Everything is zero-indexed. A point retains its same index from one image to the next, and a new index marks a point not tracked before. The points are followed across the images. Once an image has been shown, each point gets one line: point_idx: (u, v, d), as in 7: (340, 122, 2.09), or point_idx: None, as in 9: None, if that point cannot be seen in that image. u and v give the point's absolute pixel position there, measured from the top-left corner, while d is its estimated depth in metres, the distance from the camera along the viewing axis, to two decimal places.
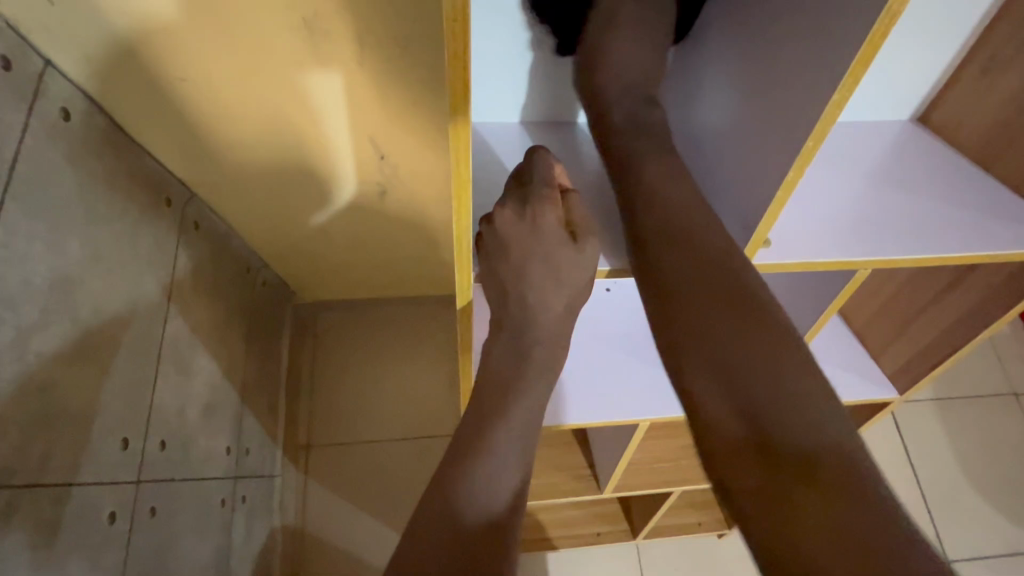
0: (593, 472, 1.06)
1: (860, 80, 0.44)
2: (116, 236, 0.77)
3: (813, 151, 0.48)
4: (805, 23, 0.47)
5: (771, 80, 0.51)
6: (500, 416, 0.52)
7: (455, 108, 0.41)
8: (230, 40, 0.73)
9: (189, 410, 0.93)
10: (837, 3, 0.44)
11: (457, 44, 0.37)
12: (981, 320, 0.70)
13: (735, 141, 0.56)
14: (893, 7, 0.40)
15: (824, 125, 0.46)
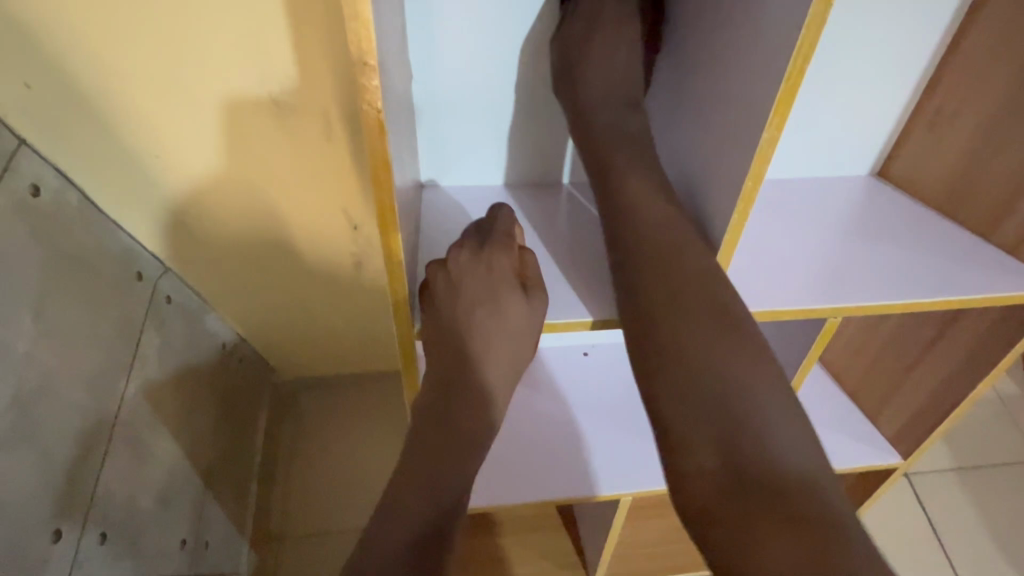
0: (582, 560, 0.95)
1: (785, 120, 0.47)
2: (75, 309, 0.75)
3: (752, 191, 0.52)
4: (739, 62, 0.51)
5: (723, 107, 0.54)
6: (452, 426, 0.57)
7: (377, 178, 0.44)
8: (201, 118, 0.77)
9: (139, 496, 0.86)
10: (758, 55, 0.49)
11: (372, 120, 0.41)
12: (974, 374, 0.66)
13: (700, 170, 0.59)
14: (801, 51, 0.44)
15: (759, 164, 0.50)
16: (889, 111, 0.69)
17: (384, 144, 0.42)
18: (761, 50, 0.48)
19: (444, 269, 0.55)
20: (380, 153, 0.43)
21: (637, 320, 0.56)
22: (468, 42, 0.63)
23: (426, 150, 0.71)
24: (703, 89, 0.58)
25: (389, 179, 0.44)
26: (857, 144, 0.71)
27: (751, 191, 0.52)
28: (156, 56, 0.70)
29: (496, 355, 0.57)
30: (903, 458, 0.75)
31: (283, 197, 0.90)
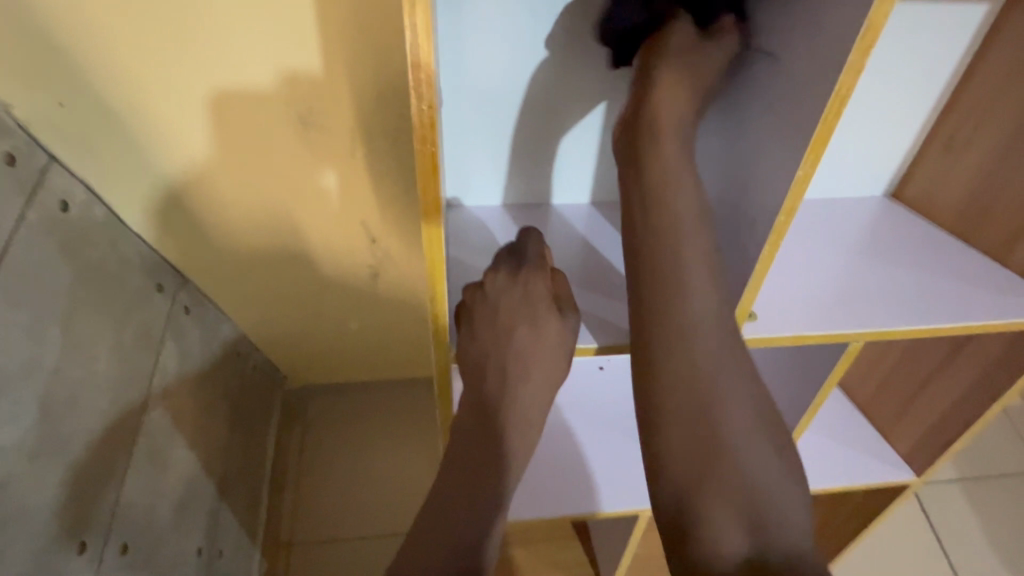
0: (594, 570, 0.96)
1: (820, 157, 0.48)
2: (101, 322, 0.76)
3: (784, 226, 0.52)
4: (772, 99, 0.52)
5: (754, 144, 0.54)
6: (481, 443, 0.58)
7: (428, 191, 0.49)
8: (227, 134, 0.79)
9: (158, 506, 0.87)
10: (795, 92, 0.49)
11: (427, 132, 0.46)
12: (987, 395, 0.66)
13: (724, 209, 0.59)
14: (841, 91, 0.44)
15: (793, 198, 0.50)
16: (905, 135, 0.71)
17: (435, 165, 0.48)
18: (792, 94, 0.49)
19: (479, 290, 0.58)
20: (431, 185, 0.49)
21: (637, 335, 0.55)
22: (495, 66, 0.64)
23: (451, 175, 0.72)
24: (728, 126, 0.58)
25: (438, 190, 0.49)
26: (873, 165, 0.73)
27: (779, 231, 0.52)
28: (186, 75, 0.71)
29: (531, 375, 0.59)
30: (916, 476, 0.76)
31: (303, 210, 0.91)
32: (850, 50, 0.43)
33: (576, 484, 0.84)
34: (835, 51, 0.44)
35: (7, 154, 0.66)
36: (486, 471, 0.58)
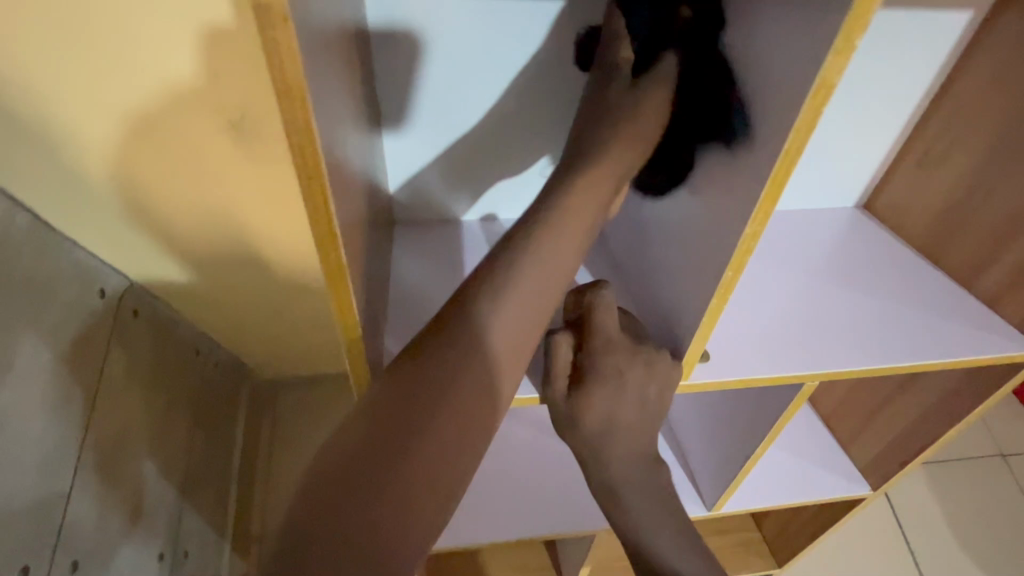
0: (559, 573, 0.97)
1: (771, 214, 0.44)
2: (31, 338, 0.72)
3: (733, 281, 0.48)
4: (727, 142, 0.48)
5: (709, 187, 0.50)
6: (447, 380, 0.43)
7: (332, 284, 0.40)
8: (154, 140, 0.75)
9: (110, 518, 0.85)
10: (750, 137, 0.45)
11: (321, 228, 0.36)
12: (945, 418, 0.66)
13: (672, 250, 0.55)
14: (791, 149, 0.40)
15: (742, 255, 0.46)
16: (877, 146, 0.67)
17: (334, 247, 0.37)
18: (752, 136, 0.44)
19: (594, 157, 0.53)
20: (331, 258, 0.38)
21: (565, 376, 0.51)
22: (453, 48, 0.59)
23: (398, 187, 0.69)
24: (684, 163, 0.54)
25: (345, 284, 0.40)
26: (844, 176, 0.69)
27: (728, 283, 0.48)
28: (100, 81, 0.67)
29: (525, 329, 0.47)
30: (872, 489, 0.76)
31: (247, 214, 0.87)
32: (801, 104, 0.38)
33: (536, 498, 0.83)
34: (788, 95, 0.40)
35: None
36: (432, 457, 0.41)
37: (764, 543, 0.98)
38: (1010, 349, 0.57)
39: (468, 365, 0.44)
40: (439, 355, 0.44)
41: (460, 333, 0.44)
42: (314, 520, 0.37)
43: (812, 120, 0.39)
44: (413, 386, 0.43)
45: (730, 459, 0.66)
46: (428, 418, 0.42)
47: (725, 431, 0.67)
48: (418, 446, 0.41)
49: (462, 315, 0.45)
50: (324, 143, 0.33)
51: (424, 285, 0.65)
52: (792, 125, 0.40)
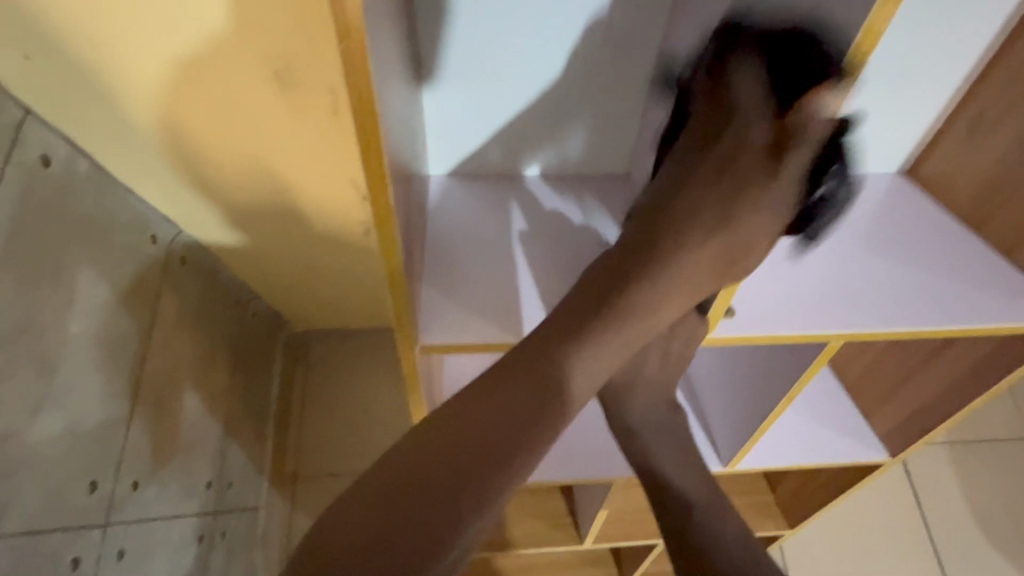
0: (574, 520, 1.01)
1: None
2: (91, 278, 0.76)
3: None
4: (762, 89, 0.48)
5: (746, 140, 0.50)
6: (530, 406, 0.49)
7: (380, 222, 0.42)
8: (204, 93, 0.76)
9: (166, 447, 0.92)
10: None
11: (372, 164, 0.37)
12: (972, 386, 0.65)
13: None
14: None
15: None
16: (928, 107, 0.64)
17: (383, 183, 0.38)
18: None
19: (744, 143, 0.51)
20: (381, 197, 0.40)
21: None
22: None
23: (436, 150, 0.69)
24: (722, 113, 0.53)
25: (392, 223, 0.42)
26: (892, 139, 0.66)
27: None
28: (151, 30, 0.67)
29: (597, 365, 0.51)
30: (891, 457, 0.77)
31: (290, 167, 0.89)
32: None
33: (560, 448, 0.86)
34: None
35: None
36: (499, 473, 0.47)
37: (778, 506, 1.00)
38: None
39: (526, 404, 0.49)
40: (527, 374, 0.49)
41: (522, 379, 0.49)
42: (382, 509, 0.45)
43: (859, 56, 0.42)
44: (471, 416, 0.48)
45: (750, 419, 0.68)
46: (505, 442, 0.48)
47: (747, 389, 0.68)
48: (492, 466, 0.47)
49: (542, 351, 0.50)
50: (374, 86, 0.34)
51: (457, 230, 0.65)
52: None
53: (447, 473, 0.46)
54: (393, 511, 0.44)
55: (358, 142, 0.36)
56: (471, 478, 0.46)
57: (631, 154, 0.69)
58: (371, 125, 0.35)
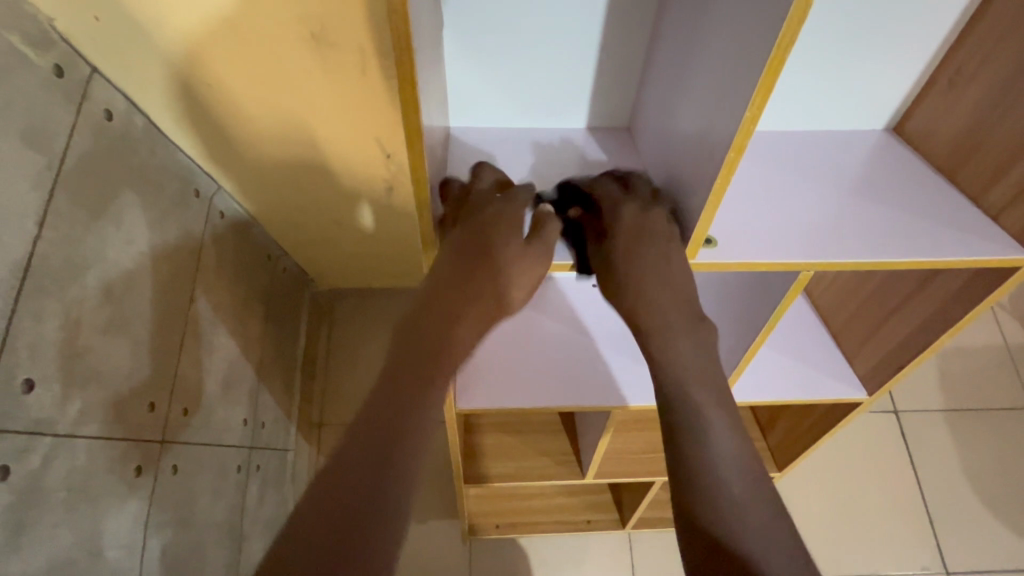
0: (578, 459, 1.09)
1: (767, 99, 0.48)
2: (145, 221, 0.85)
3: (736, 163, 0.54)
4: (731, 31, 0.52)
5: (720, 83, 0.54)
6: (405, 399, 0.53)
7: (408, 109, 0.50)
8: (249, 53, 0.78)
9: (208, 382, 1.02)
10: (755, 22, 0.48)
11: (404, 51, 0.46)
12: (942, 324, 0.71)
13: (690, 147, 0.60)
14: (784, 40, 0.45)
15: (742, 137, 0.51)
16: (911, 65, 0.69)
17: (410, 68, 0.47)
18: (754, 22, 0.48)
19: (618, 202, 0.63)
20: (410, 82, 0.48)
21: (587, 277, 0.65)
22: None
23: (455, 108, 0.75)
24: (707, 60, 0.57)
25: (416, 109, 0.50)
26: (877, 95, 0.71)
27: (729, 168, 0.54)
28: None
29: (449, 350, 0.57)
30: (868, 394, 0.82)
31: (321, 125, 0.92)
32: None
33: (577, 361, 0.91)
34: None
35: (55, 65, 0.69)
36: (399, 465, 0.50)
37: (769, 451, 1.07)
38: (1005, 254, 0.61)
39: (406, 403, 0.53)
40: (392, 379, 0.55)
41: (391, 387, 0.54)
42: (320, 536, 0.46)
43: (805, 11, 0.43)
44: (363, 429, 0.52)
45: (734, 351, 0.75)
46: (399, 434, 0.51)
47: (736, 321, 0.74)
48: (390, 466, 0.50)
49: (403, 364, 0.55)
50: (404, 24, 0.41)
51: (467, 171, 0.71)
52: (787, 12, 0.43)
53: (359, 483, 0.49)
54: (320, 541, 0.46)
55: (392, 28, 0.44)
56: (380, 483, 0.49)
57: (631, 110, 0.75)
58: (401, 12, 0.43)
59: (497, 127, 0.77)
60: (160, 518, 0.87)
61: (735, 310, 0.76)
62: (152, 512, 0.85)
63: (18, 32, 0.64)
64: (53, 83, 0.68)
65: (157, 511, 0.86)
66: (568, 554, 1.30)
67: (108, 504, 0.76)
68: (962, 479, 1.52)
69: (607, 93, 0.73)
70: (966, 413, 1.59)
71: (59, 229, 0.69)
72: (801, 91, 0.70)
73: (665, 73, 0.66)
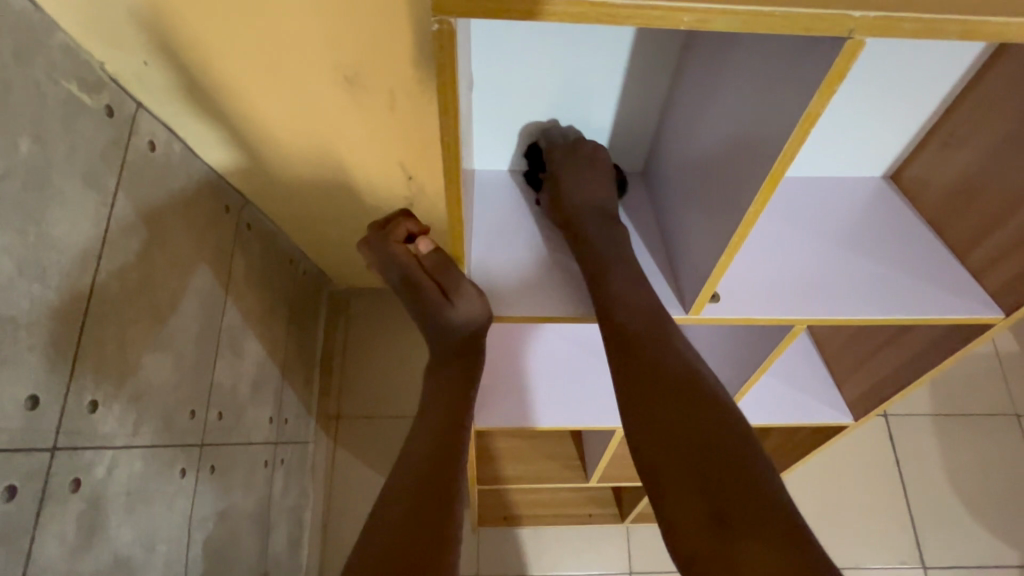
0: (583, 463, 1.17)
1: (768, 201, 0.52)
2: (185, 243, 0.90)
3: (738, 246, 0.58)
4: (739, 118, 0.55)
5: (727, 167, 0.58)
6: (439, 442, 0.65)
7: (449, 175, 0.49)
8: (283, 93, 0.82)
9: (240, 385, 1.09)
10: (760, 124, 0.51)
11: (449, 133, 0.44)
12: (922, 365, 0.76)
13: (697, 213, 0.64)
14: (785, 157, 0.48)
15: (744, 227, 0.55)
16: (910, 123, 0.73)
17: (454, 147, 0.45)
18: (760, 126, 0.51)
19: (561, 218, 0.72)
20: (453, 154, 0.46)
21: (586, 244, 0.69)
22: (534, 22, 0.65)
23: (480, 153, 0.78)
24: (716, 138, 0.60)
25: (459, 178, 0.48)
26: (878, 147, 0.75)
27: (732, 250, 0.58)
28: (240, 43, 0.72)
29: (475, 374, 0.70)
30: (854, 419, 0.89)
31: (346, 152, 0.96)
32: (794, 125, 0.46)
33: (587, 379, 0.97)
34: (790, 106, 0.47)
35: (107, 106, 0.74)
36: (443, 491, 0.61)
37: None
38: (982, 312, 0.66)
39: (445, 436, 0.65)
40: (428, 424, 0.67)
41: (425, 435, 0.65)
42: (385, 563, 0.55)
43: (804, 136, 0.46)
44: (411, 472, 0.63)
45: (733, 381, 0.81)
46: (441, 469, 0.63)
47: (738, 355, 0.81)
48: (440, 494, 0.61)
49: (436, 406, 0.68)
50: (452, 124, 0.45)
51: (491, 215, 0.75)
52: (788, 133, 0.47)
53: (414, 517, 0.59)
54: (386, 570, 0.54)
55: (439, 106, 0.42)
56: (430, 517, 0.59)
57: (646, 155, 0.79)
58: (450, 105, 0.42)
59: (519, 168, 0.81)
60: (201, 513, 0.95)
61: (736, 343, 0.82)
62: (195, 508, 0.93)
63: (74, 79, 0.68)
64: (106, 124, 0.73)
65: (199, 507, 0.95)
66: (570, 544, 1.40)
67: (159, 504, 0.84)
68: (944, 482, 1.61)
69: (622, 139, 0.77)
70: (955, 419, 1.67)
71: (114, 260, 0.74)
72: (807, 144, 0.74)
73: (676, 130, 0.70)
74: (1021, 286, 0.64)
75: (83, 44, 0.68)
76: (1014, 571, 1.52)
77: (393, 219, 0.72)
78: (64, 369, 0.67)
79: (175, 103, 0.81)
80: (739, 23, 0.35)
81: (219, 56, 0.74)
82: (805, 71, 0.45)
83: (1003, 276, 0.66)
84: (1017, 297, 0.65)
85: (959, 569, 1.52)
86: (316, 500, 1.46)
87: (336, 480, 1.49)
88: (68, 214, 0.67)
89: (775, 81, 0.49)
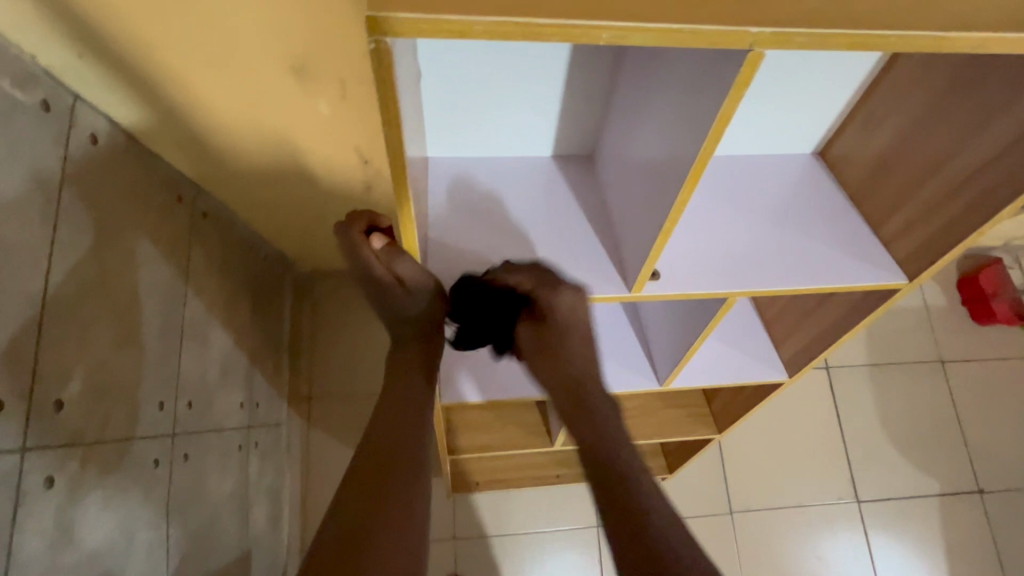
0: (547, 428, 1.24)
1: (693, 190, 0.58)
2: (138, 236, 0.89)
3: (670, 231, 0.63)
4: (669, 111, 0.60)
5: (660, 156, 0.62)
6: (399, 412, 0.69)
7: (396, 169, 0.52)
8: (228, 82, 0.80)
9: (207, 374, 1.10)
10: (686, 118, 0.56)
11: (393, 135, 0.48)
12: (843, 326, 0.84)
13: (637, 198, 0.69)
14: (704, 152, 0.54)
15: (674, 215, 0.61)
16: (834, 104, 0.78)
17: (399, 148, 0.49)
18: (687, 121, 0.56)
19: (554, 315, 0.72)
20: (399, 155, 0.50)
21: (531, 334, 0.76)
22: None
23: (433, 141, 0.80)
24: (652, 128, 0.64)
25: (403, 172, 0.52)
26: (805, 128, 0.81)
27: (666, 233, 0.63)
28: (180, 35, 0.71)
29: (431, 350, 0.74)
30: (788, 376, 0.98)
31: (299, 139, 0.96)
32: (711, 124, 0.51)
33: None
34: (709, 104, 0.52)
35: (43, 101, 0.72)
36: (400, 456, 0.66)
37: (711, 415, 1.24)
38: (890, 280, 0.74)
39: (401, 409, 0.70)
40: (390, 395, 0.71)
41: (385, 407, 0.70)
42: (347, 520, 0.61)
43: (720, 135, 0.52)
44: (371, 439, 0.67)
45: (679, 348, 0.88)
46: (399, 437, 0.67)
47: (683, 324, 0.87)
48: (400, 462, 0.66)
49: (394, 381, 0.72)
50: (399, 130, 0.48)
51: (442, 200, 0.78)
52: (706, 131, 0.52)
53: (373, 477, 0.64)
54: (350, 526, 0.60)
55: (382, 116, 0.46)
56: (388, 478, 0.64)
57: (593, 138, 0.83)
58: (395, 116, 0.46)
59: (472, 154, 0.83)
60: (177, 500, 0.98)
61: (682, 314, 0.88)
62: (171, 496, 0.96)
63: (6, 75, 0.66)
64: (44, 120, 0.72)
65: (175, 495, 0.97)
66: (539, 503, 1.49)
67: (134, 495, 0.86)
68: (877, 425, 1.77)
69: (572, 123, 0.80)
70: (888, 368, 1.82)
71: (66, 259, 0.74)
72: (742, 125, 0.79)
73: (619, 118, 0.73)
74: (920, 256, 0.72)
75: (12, 38, 0.66)
76: (934, 499, 1.71)
77: (358, 212, 0.69)
78: (25, 371, 0.67)
79: (115, 95, 0.80)
80: (652, 38, 0.39)
81: (159, 49, 0.73)
82: (721, 70, 0.49)
83: (908, 246, 0.74)
84: (918, 266, 0.73)
85: (887, 501, 1.70)
86: (292, 480, 1.50)
87: (310, 459, 1.53)
88: (15, 218, 0.66)
89: (699, 80, 0.53)
